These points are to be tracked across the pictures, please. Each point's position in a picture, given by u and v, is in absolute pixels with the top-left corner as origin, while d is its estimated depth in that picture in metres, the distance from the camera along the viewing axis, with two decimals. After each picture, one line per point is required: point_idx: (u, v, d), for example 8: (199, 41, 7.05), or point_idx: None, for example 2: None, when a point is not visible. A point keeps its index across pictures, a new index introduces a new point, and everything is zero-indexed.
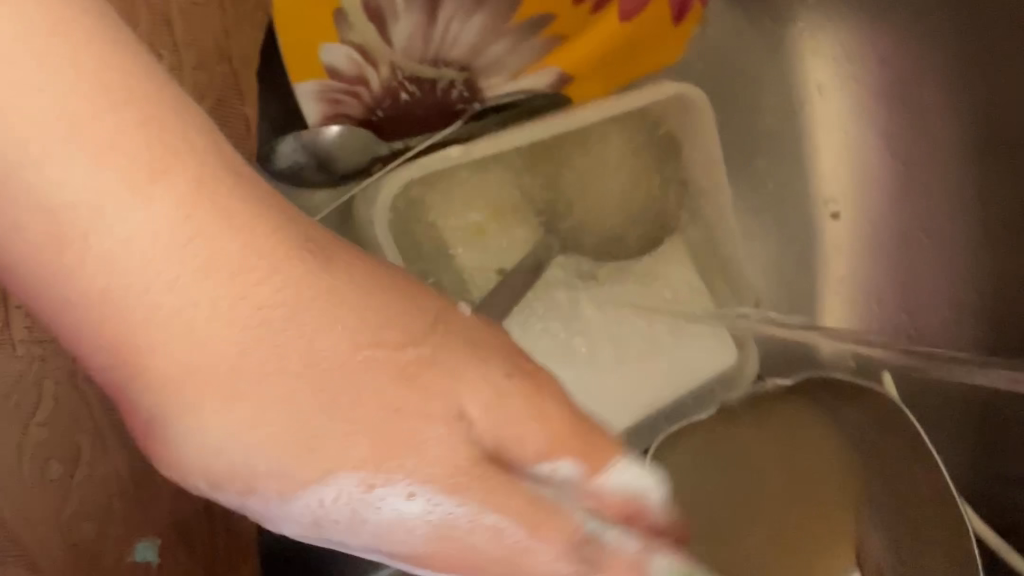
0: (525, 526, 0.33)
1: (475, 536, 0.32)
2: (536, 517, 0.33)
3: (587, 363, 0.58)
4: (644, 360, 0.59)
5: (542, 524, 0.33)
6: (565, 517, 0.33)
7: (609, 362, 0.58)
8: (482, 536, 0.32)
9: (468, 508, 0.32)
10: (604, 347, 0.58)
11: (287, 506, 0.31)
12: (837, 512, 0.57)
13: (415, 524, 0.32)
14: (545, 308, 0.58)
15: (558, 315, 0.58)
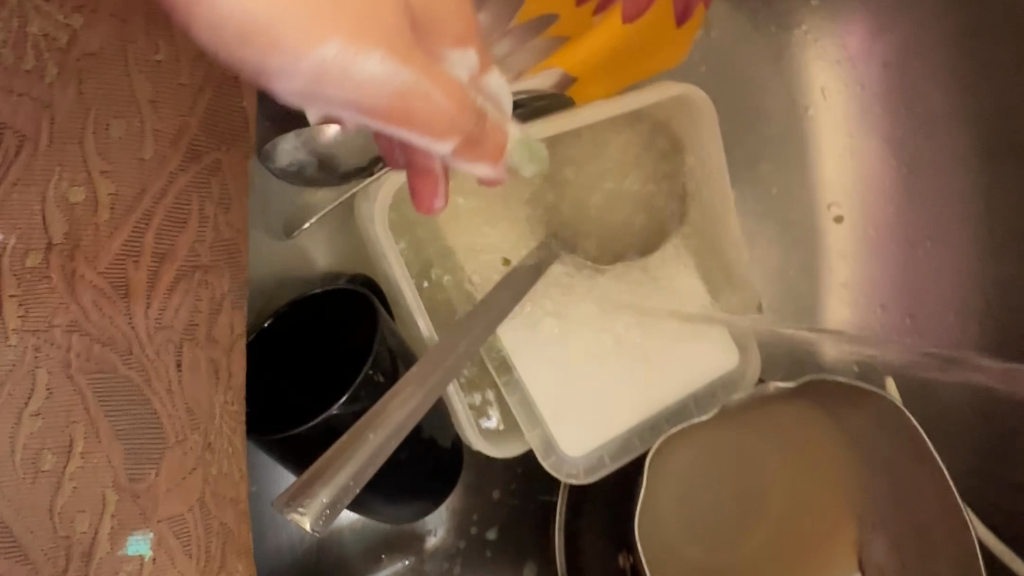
0: (451, 129, 0.29)
1: (423, 128, 0.27)
2: (464, 119, 0.30)
3: (585, 371, 0.56)
4: (645, 366, 0.57)
5: (462, 126, 0.30)
6: (474, 118, 0.32)
7: (609, 368, 0.57)
8: (423, 136, 0.28)
9: (436, 98, 0.26)
10: (604, 355, 0.57)
11: (317, 89, 0.23)
12: (840, 509, 0.61)
13: (392, 82, 0.24)
14: (544, 313, 0.56)
15: (559, 320, 0.56)
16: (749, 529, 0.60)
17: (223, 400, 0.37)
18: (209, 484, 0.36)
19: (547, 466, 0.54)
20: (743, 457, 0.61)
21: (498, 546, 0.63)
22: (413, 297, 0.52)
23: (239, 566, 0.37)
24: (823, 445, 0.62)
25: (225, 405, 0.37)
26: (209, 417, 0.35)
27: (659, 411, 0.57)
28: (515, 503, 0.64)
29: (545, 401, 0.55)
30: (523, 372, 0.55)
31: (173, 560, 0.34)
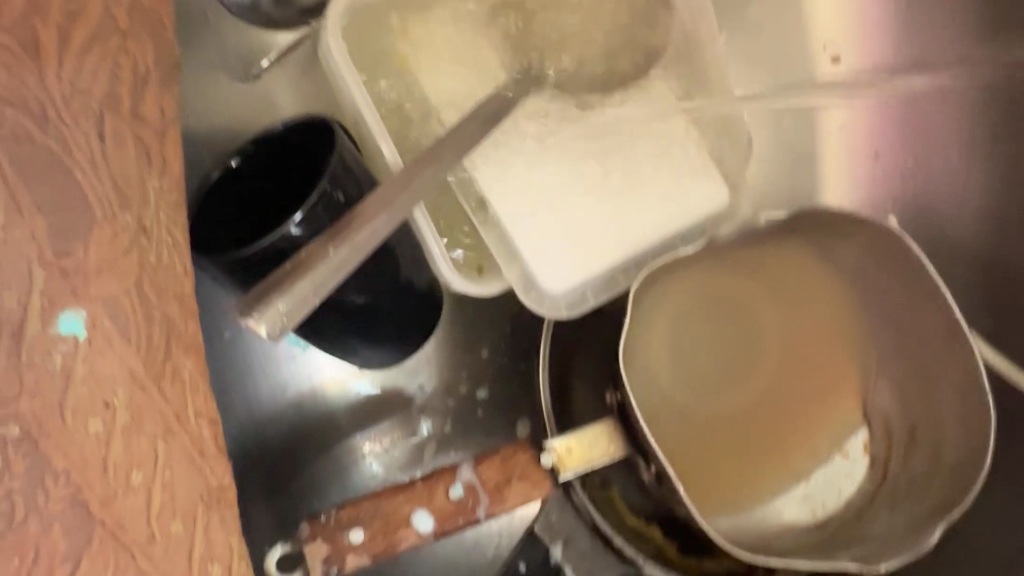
0: None
1: None
2: None
3: (557, 201, 0.53)
4: (628, 201, 0.54)
5: None
6: None
7: (583, 197, 0.54)
8: None
9: None
10: (579, 184, 0.54)
11: None
12: (845, 356, 0.59)
13: None
14: (517, 149, 0.53)
15: (535, 157, 0.54)
16: (744, 378, 0.59)
17: (157, 186, 0.35)
18: (147, 270, 0.34)
19: (527, 302, 0.53)
20: (738, 308, 0.59)
21: (490, 405, 0.61)
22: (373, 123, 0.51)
23: (187, 362, 0.36)
24: (821, 288, 0.58)
25: (161, 191, 0.35)
26: (139, 198, 0.34)
27: (645, 248, 0.54)
28: (506, 363, 0.62)
29: (522, 237, 0.53)
30: (498, 209, 0.53)
31: (110, 344, 0.33)
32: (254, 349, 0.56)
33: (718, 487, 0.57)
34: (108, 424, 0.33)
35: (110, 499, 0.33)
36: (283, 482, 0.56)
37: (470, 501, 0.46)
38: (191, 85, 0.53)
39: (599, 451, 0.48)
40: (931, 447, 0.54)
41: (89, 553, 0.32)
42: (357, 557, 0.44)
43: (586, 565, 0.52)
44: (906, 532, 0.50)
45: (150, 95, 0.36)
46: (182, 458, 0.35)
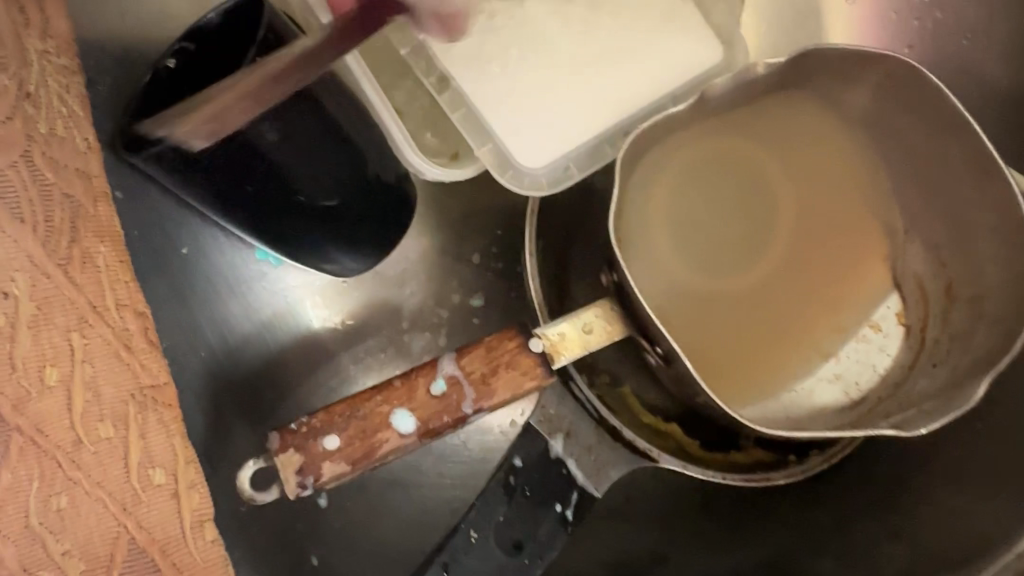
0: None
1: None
2: None
3: (524, 71, 0.49)
4: (606, 63, 0.49)
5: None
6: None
7: (553, 64, 0.49)
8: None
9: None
10: (548, 52, 0.49)
11: None
12: (870, 220, 0.53)
13: None
14: (481, 22, 0.49)
15: (501, 28, 0.49)
16: (759, 253, 0.53)
17: (41, 48, 0.33)
18: (37, 140, 0.31)
19: (505, 181, 0.48)
20: (747, 172, 0.53)
21: (486, 313, 0.56)
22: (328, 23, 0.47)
23: (103, 250, 0.33)
24: (833, 147, 0.53)
25: (44, 55, 0.33)
26: (18, 61, 0.31)
27: (632, 113, 0.49)
28: (500, 267, 0.57)
29: (493, 112, 0.48)
30: (463, 84, 0.48)
31: (0, 224, 0.29)
32: (223, 271, 0.52)
33: (740, 371, 0.52)
34: (10, 314, 0.29)
35: (23, 401, 0.29)
36: (263, 405, 0.51)
37: (455, 396, 0.42)
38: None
39: (596, 336, 0.43)
40: (971, 304, 0.49)
41: (8, 462, 0.28)
42: (334, 465, 0.40)
43: (594, 460, 0.44)
44: (944, 393, 0.45)
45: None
46: (105, 351, 0.32)
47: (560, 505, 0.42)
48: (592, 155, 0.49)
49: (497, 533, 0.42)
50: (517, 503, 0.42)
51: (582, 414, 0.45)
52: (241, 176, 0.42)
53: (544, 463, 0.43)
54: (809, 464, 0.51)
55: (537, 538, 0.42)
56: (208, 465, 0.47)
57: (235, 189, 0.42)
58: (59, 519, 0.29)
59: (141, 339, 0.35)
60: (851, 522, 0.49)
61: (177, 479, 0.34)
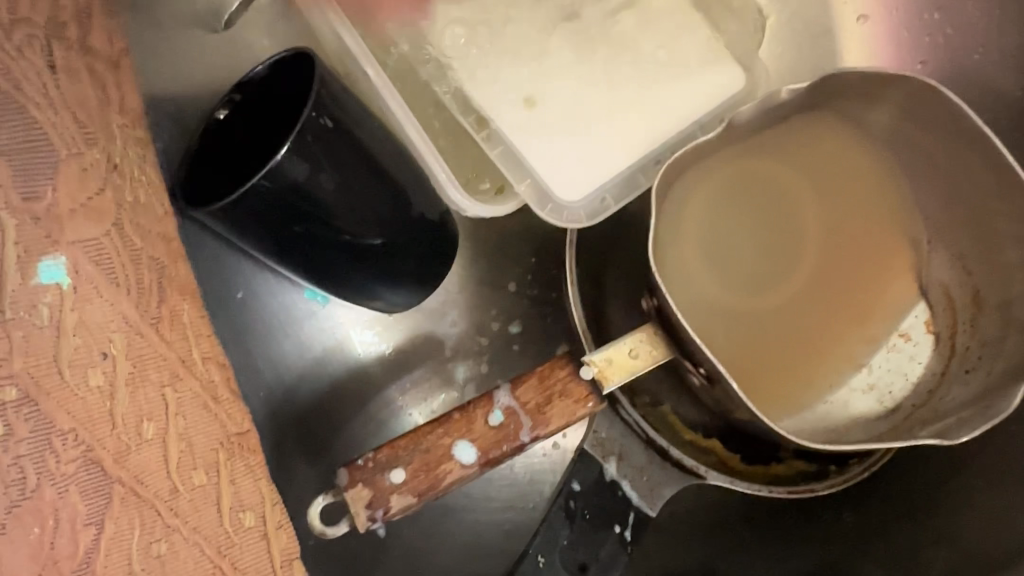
0: None
1: None
2: None
3: (555, 106, 0.50)
4: (634, 94, 0.51)
5: None
6: None
7: (583, 98, 0.50)
8: None
9: None
10: (577, 87, 0.51)
11: None
12: (894, 235, 0.55)
13: None
14: (513, 61, 0.51)
15: (530, 66, 0.51)
16: (787, 269, 0.55)
17: (121, 123, 0.35)
18: (125, 209, 0.34)
19: (545, 216, 0.49)
20: (774, 195, 0.55)
21: (526, 339, 0.57)
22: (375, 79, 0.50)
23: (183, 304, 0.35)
24: (857, 166, 0.55)
25: (126, 126, 0.35)
26: (104, 135, 0.33)
27: (663, 143, 0.50)
28: (535, 294, 0.58)
29: (529, 147, 0.50)
30: (499, 122, 0.50)
31: (97, 289, 0.31)
32: (271, 311, 0.55)
33: (776, 384, 0.54)
34: (111, 374, 0.31)
35: (123, 454, 0.31)
36: (323, 438, 0.54)
37: (512, 426, 0.44)
38: (150, 34, 0.48)
39: (642, 359, 0.44)
40: (1000, 311, 0.50)
41: (111, 514, 0.30)
42: (402, 497, 0.42)
43: (646, 481, 0.46)
44: (979, 401, 0.47)
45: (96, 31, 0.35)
46: (195, 404, 0.34)
47: (618, 525, 0.44)
48: (625, 184, 0.50)
49: (563, 556, 0.44)
50: (579, 526, 0.44)
51: (631, 435, 0.47)
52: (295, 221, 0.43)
53: (600, 486, 0.45)
54: (848, 474, 0.52)
55: (600, 558, 0.44)
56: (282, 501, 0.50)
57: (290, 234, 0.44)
58: (160, 564, 0.31)
59: (225, 388, 0.37)
60: (890, 528, 0.51)
61: (265, 519, 0.36)
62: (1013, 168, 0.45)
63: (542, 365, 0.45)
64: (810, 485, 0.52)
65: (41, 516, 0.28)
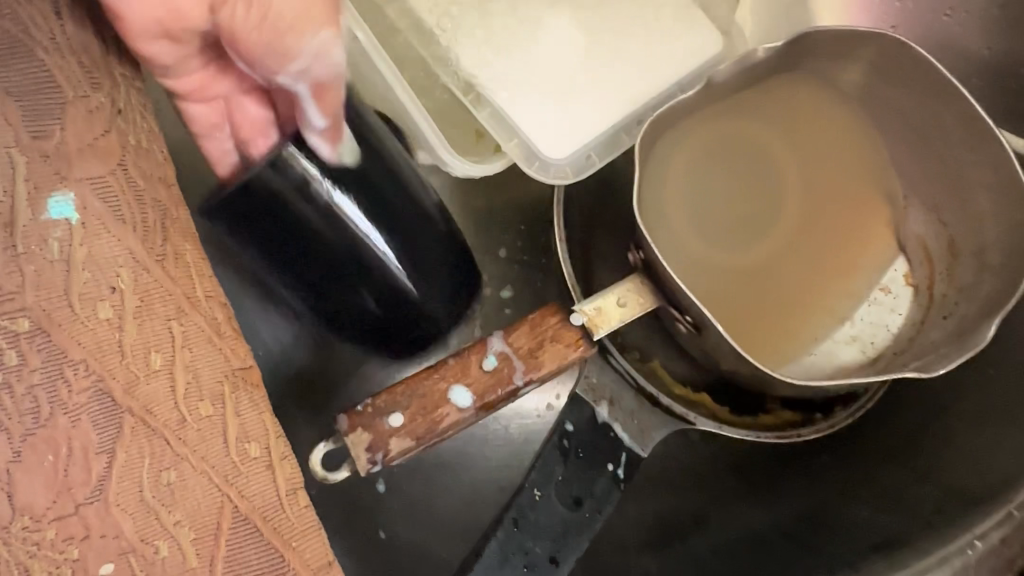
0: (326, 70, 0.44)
1: None
2: None
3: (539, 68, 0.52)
4: (615, 57, 0.52)
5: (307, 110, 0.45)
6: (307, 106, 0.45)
7: (566, 61, 0.52)
8: None
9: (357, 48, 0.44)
10: (560, 51, 0.52)
11: None
12: (873, 190, 0.57)
13: None
14: (496, 30, 0.52)
15: (513, 32, 0.52)
16: (768, 228, 0.57)
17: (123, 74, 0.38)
18: (129, 151, 0.35)
19: (533, 172, 0.51)
20: (756, 155, 0.57)
21: (517, 302, 0.59)
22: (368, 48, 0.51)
23: (187, 246, 0.37)
24: (836, 124, 0.57)
25: (126, 77, 0.37)
26: (110, 82, 0.35)
27: (645, 101, 0.52)
28: (525, 259, 0.60)
29: (514, 108, 0.51)
30: (485, 85, 0.51)
31: (105, 226, 0.33)
32: (265, 275, 0.57)
33: (761, 337, 0.55)
34: (119, 307, 0.33)
35: (132, 385, 0.32)
36: (325, 396, 0.56)
37: (506, 370, 0.45)
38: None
39: (631, 306, 0.45)
40: (975, 256, 0.52)
41: (123, 442, 0.32)
42: (401, 441, 0.43)
43: (637, 423, 0.47)
44: (953, 340, 0.49)
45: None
46: (200, 339, 0.35)
47: (612, 464, 0.46)
48: (610, 144, 0.52)
49: (558, 490, 0.45)
50: (573, 464, 0.45)
51: (622, 382, 0.48)
52: (285, 227, 0.45)
53: (595, 429, 0.46)
54: (833, 420, 0.53)
55: (594, 494, 0.45)
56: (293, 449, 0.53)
57: (277, 242, 0.46)
58: (170, 493, 0.32)
59: (227, 326, 0.38)
60: (876, 469, 0.52)
61: (270, 451, 0.36)
62: (981, 113, 0.47)
63: (532, 314, 0.46)
64: (797, 429, 0.53)
65: (54, 444, 0.30)
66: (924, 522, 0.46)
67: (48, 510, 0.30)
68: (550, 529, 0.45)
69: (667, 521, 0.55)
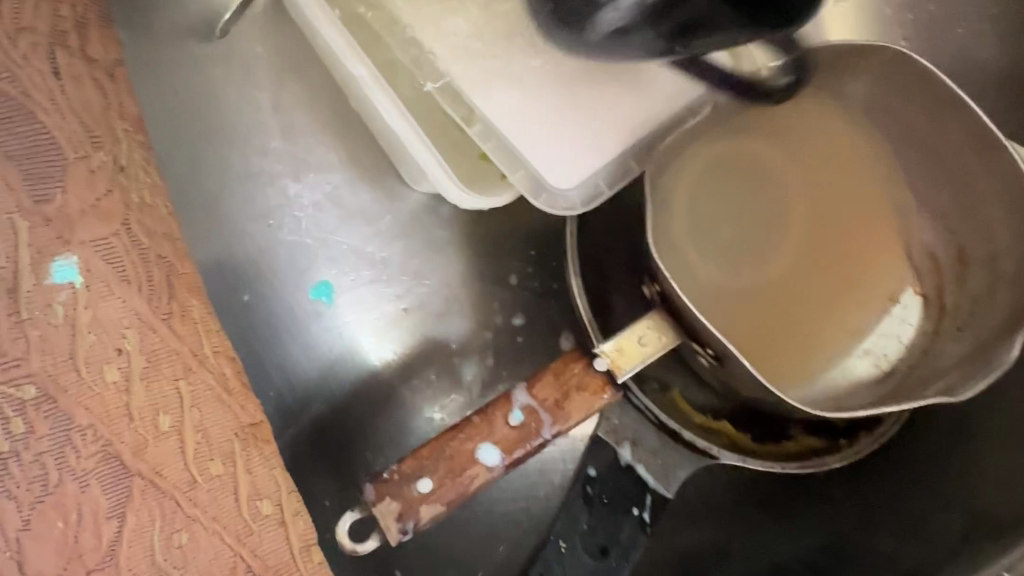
0: None
1: None
2: None
3: (542, 92, 0.51)
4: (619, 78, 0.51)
5: None
6: None
7: (570, 84, 0.51)
8: None
9: None
10: (563, 72, 0.51)
11: None
12: (883, 204, 0.56)
13: None
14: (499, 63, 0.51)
15: (517, 65, 0.51)
16: (778, 246, 0.56)
17: (124, 128, 0.37)
18: (133, 210, 0.35)
19: (540, 205, 0.50)
20: (761, 174, 0.56)
21: (529, 332, 0.58)
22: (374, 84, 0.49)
23: (192, 301, 0.37)
24: (842, 138, 0.56)
25: (127, 133, 0.37)
26: (111, 139, 0.36)
27: (654, 129, 0.51)
28: (536, 287, 0.58)
29: (519, 138, 0.50)
30: (489, 115, 0.50)
31: (110, 286, 0.33)
32: (274, 314, 0.54)
33: (776, 358, 0.55)
34: (126, 369, 0.32)
35: (141, 448, 0.32)
36: (343, 445, 0.54)
37: (533, 424, 0.44)
38: (145, 41, 0.51)
39: (651, 346, 0.44)
40: (987, 266, 0.51)
41: (132, 505, 0.31)
42: (431, 507, 0.42)
43: (661, 464, 0.46)
44: (975, 358, 0.49)
45: (92, 41, 0.37)
46: (208, 396, 0.35)
47: (637, 508, 0.45)
48: (621, 167, 0.51)
49: (583, 539, 0.44)
50: (597, 511, 0.44)
51: (644, 422, 0.47)
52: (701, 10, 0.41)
53: (616, 470, 0.45)
54: (859, 447, 0.52)
55: (620, 541, 0.44)
56: (306, 507, 0.51)
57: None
58: (182, 555, 0.32)
59: (235, 381, 0.37)
60: (900, 499, 0.51)
61: (282, 508, 0.36)
62: (987, 123, 0.46)
63: (555, 361, 0.45)
64: (822, 458, 0.52)
65: (64, 511, 0.29)
66: (951, 551, 0.46)
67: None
68: None
69: (691, 558, 0.53)
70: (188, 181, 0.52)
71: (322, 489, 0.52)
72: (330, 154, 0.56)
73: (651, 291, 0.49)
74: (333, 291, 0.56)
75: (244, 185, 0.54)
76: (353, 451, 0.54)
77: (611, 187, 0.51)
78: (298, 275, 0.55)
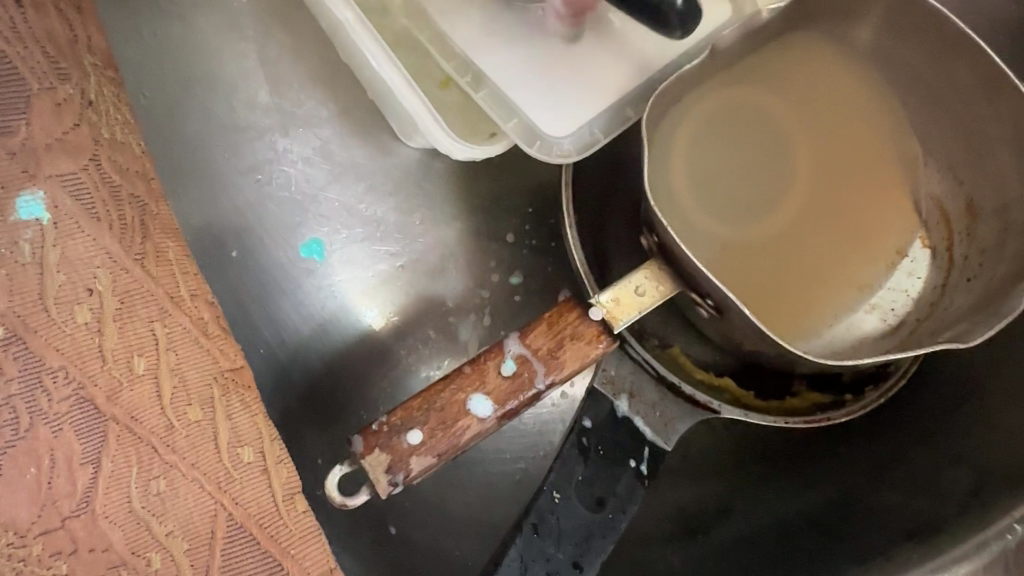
0: None
1: None
2: None
3: (534, 41, 0.49)
4: (614, 26, 0.50)
5: None
6: None
7: (563, 34, 0.50)
8: None
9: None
10: None
11: None
12: (889, 154, 0.54)
13: None
14: (493, 12, 0.50)
15: (511, 14, 0.50)
16: (783, 196, 0.54)
17: (92, 62, 0.36)
18: (102, 145, 0.34)
19: (535, 153, 0.48)
20: (765, 124, 0.54)
21: (526, 289, 0.57)
22: (362, 31, 0.47)
23: (168, 244, 0.36)
24: (846, 85, 0.54)
25: (96, 69, 0.36)
26: (78, 72, 0.34)
27: (652, 74, 0.49)
28: (534, 244, 0.57)
29: (511, 87, 0.49)
30: (481, 63, 0.49)
31: (79, 225, 0.32)
32: (265, 272, 0.53)
33: (784, 311, 0.53)
34: (98, 310, 0.31)
35: (115, 392, 0.31)
36: (335, 404, 0.53)
37: (526, 374, 0.42)
38: None
39: (650, 295, 0.43)
40: (998, 216, 0.50)
41: (108, 450, 0.30)
42: (422, 459, 0.41)
43: (659, 415, 0.45)
44: (982, 308, 0.47)
45: None
46: (186, 340, 0.34)
47: (634, 460, 0.43)
48: (617, 115, 0.49)
49: (579, 490, 0.43)
50: (594, 463, 0.43)
51: (642, 373, 0.45)
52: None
53: (613, 422, 0.44)
54: (865, 401, 0.50)
55: (617, 493, 0.43)
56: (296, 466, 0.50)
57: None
58: (160, 502, 0.31)
59: (215, 325, 0.36)
60: (908, 451, 0.50)
61: (265, 456, 0.35)
62: (1000, 65, 0.44)
63: (550, 311, 0.44)
64: (826, 413, 0.49)
65: (36, 455, 0.29)
66: (958, 504, 0.44)
67: (33, 523, 0.28)
68: (571, 535, 0.42)
69: (689, 514, 0.53)
70: (173, 134, 0.51)
71: (314, 446, 0.51)
72: (320, 108, 0.55)
73: (648, 244, 0.47)
74: (325, 248, 0.55)
75: (232, 139, 0.53)
76: (346, 409, 0.53)
77: (606, 136, 0.49)
78: (289, 232, 0.54)
